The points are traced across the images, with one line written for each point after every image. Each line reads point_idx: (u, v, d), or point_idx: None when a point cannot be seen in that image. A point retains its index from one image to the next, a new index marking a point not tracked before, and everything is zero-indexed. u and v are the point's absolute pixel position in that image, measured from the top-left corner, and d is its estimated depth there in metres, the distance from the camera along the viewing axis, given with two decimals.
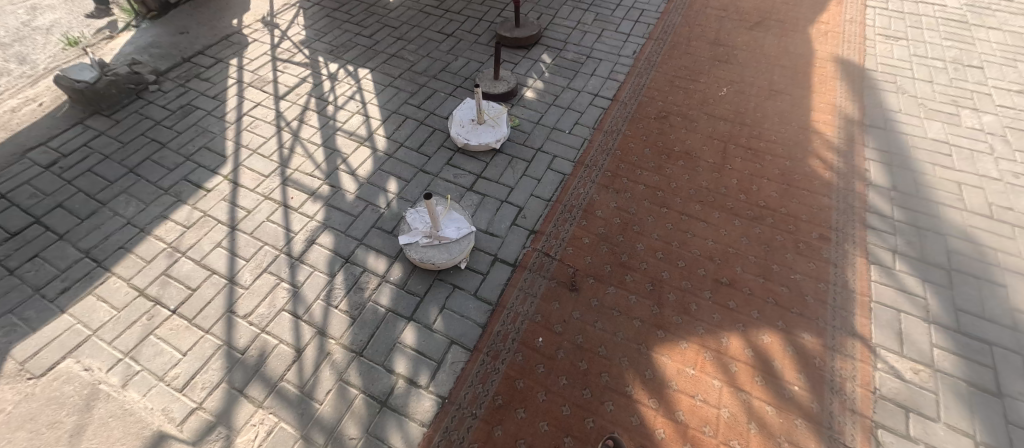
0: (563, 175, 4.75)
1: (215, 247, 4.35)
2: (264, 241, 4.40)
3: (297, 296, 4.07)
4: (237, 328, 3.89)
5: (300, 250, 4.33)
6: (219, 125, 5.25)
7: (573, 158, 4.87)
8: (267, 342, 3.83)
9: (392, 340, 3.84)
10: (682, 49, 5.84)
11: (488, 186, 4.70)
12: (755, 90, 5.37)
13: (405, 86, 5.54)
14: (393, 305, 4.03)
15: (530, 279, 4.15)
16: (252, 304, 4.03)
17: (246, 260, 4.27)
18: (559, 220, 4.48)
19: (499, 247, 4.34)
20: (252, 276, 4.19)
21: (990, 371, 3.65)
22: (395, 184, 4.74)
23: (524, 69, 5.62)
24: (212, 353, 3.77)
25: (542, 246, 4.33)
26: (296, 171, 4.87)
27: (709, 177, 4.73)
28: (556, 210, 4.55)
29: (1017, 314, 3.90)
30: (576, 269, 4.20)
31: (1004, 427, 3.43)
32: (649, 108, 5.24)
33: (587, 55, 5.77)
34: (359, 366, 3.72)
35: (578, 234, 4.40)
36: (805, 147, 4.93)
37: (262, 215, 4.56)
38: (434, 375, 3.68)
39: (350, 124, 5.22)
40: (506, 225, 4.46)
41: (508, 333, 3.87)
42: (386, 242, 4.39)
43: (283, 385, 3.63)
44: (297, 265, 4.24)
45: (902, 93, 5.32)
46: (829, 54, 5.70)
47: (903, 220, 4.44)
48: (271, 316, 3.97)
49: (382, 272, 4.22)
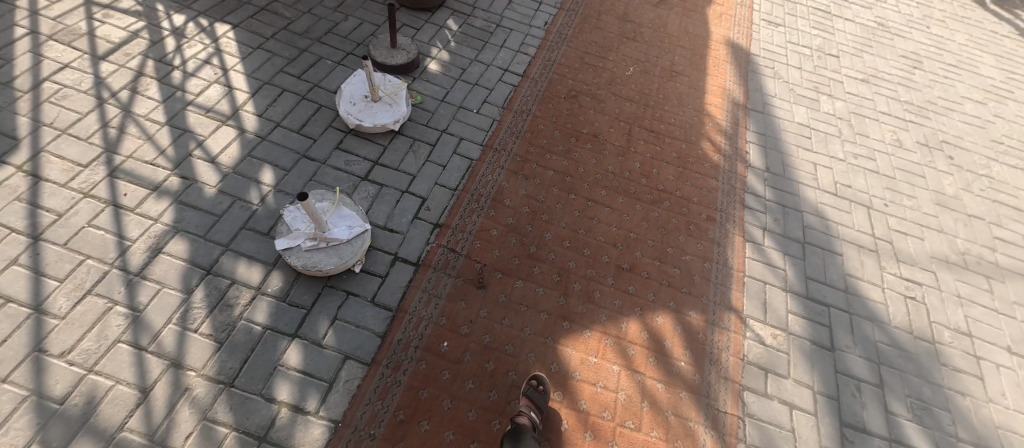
0: (470, 160, 4.30)
1: (10, 266, 3.36)
2: (85, 254, 3.49)
3: (139, 323, 3.32)
4: (51, 371, 3.09)
5: (140, 263, 3.50)
6: (7, 95, 4.03)
7: (480, 140, 4.43)
8: (97, 384, 3.09)
9: (273, 362, 3.34)
10: (592, 23, 5.64)
11: (386, 174, 4.13)
12: (658, 70, 5.35)
13: (280, 50, 4.67)
14: (272, 322, 3.47)
15: (434, 279, 3.77)
16: (71, 339, 3.21)
17: (59, 282, 3.38)
18: (467, 211, 4.06)
19: (400, 244, 3.86)
20: (69, 303, 3.31)
21: (827, 329, 3.91)
22: (270, 174, 3.99)
23: (427, 37, 5.02)
24: (14, 409, 2.95)
25: (448, 241, 3.91)
26: (130, 159, 3.91)
27: (615, 161, 4.52)
28: (464, 197, 4.11)
29: (850, 278, 4.19)
30: (483, 264, 3.88)
31: (835, 377, 3.71)
32: (559, 85, 4.96)
33: (496, 24, 5.34)
34: (230, 399, 3.18)
35: (486, 226, 4.03)
36: (698, 129, 4.91)
37: (82, 219, 3.61)
38: (324, 397, 3.27)
39: (206, 97, 4.28)
40: (408, 218, 3.96)
41: (410, 340, 3.54)
42: (261, 247, 3.71)
43: (124, 436, 2.98)
44: (137, 282, 3.44)
45: (779, 79, 5.61)
46: (722, 37, 5.89)
47: (773, 199, 4.54)
48: (101, 351, 3.20)
49: (256, 284, 3.57)
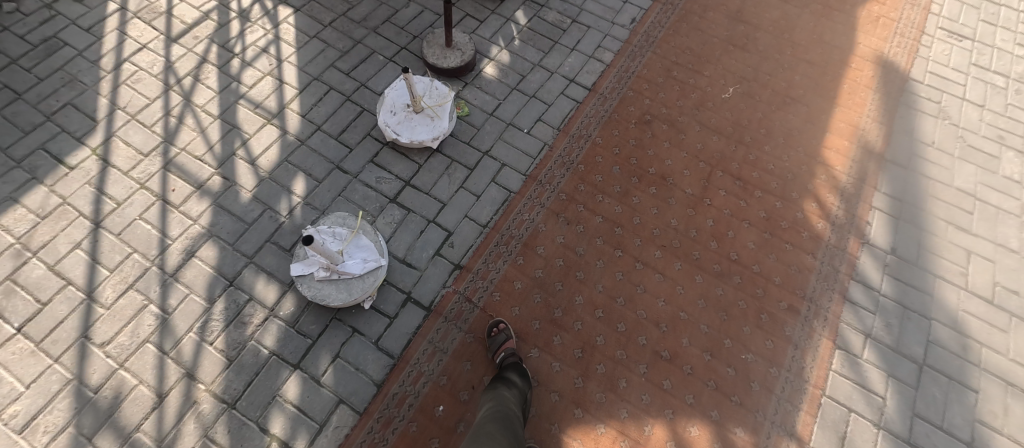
0: (508, 192, 3.70)
1: (73, 250, 3.29)
2: (133, 247, 3.33)
3: (166, 326, 3.12)
4: (91, 360, 3.00)
5: (176, 265, 3.29)
6: (92, 74, 3.98)
7: (526, 170, 3.80)
8: (125, 382, 2.95)
9: (273, 392, 2.98)
10: (691, 23, 4.58)
11: (415, 198, 3.65)
12: (767, 93, 4.25)
13: (335, 41, 4.27)
14: (278, 347, 3.10)
15: (443, 330, 3.21)
16: (111, 330, 3.08)
17: (109, 272, 3.25)
18: (492, 254, 3.46)
19: (415, 283, 3.36)
20: (115, 294, 3.18)
21: None
22: (303, 184, 3.63)
23: (489, 32, 4.40)
24: (59, 390, 2.91)
25: (465, 288, 3.34)
26: (183, 151, 3.71)
27: (681, 214, 3.68)
28: (493, 237, 3.53)
29: (980, 426, 3.10)
30: (499, 323, 3.26)
31: None
32: (631, 106, 4.12)
33: (572, 18, 4.56)
34: (229, 423, 2.89)
35: (511, 276, 3.39)
36: (805, 184, 3.86)
37: (134, 211, 3.45)
38: (313, 440, 2.88)
39: (259, 90, 3.98)
40: (428, 254, 3.46)
41: (405, 396, 3.01)
42: (281, 265, 3.35)
43: (137, 438, 2.83)
44: (170, 284, 3.23)
45: (944, 119, 4.21)
46: (871, 51, 4.51)
47: (891, 295, 3.47)
48: (132, 348, 3.04)
49: (270, 304, 3.22)
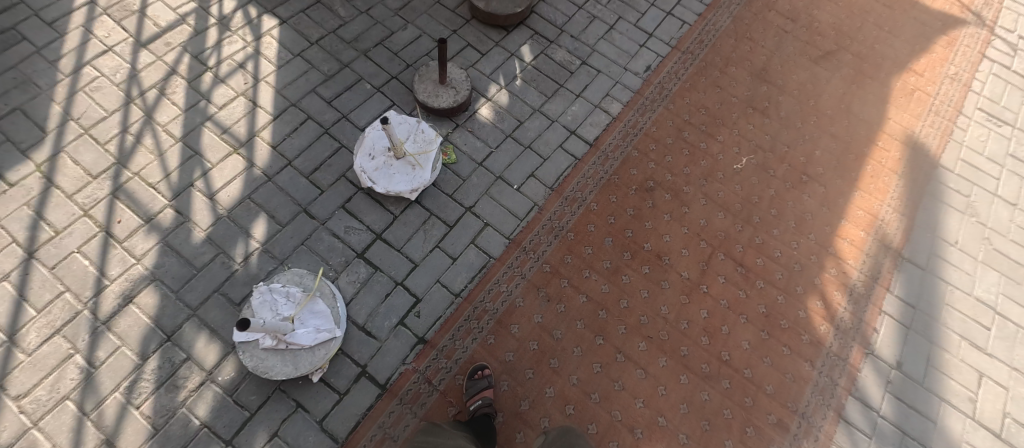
0: (487, 257, 3.38)
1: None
2: (66, 286, 3.05)
3: (90, 382, 2.85)
4: (2, 414, 2.74)
5: (110, 311, 3.02)
6: (49, 75, 3.63)
7: (511, 233, 3.47)
8: (36, 444, 2.70)
9: None
10: (711, 78, 4.17)
11: (384, 255, 3.33)
12: (783, 168, 3.88)
13: (319, 62, 3.90)
14: (211, 418, 2.85)
15: (397, 414, 2.92)
16: (29, 381, 2.82)
17: (36, 313, 2.97)
18: (461, 330, 3.16)
19: (372, 355, 3.06)
20: (39, 339, 2.91)
21: None
22: (263, 228, 3.31)
23: (490, 67, 4.03)
24: None
25: (426, 366, 3.05)
26: (136, 177, 3.39)
27: (673, 301, 3.36)
28: (465, 309, 3.22)
29: None
30: (458, 411, 2.97)
31: None
32: (633, 169, 3.76)
33: (582, 59, 4.16)
34: None
35: (478, 358, 3.10)
36: (812, 278, 3.52)
37: (73, 243, 3.16)
38: None
39: (229, 112, 3.64)
40: (391, 322, 3.16)
41: None
42: (228, 321, 3.06)
43: None
44: (101, 333, 2.97)
45: (972, 216, 3.83)
46: (901, 129, 4.09)
47: (890, 418, 3.17)
48: (49, 405, 2.78)
49: (208, 367, 2.95)
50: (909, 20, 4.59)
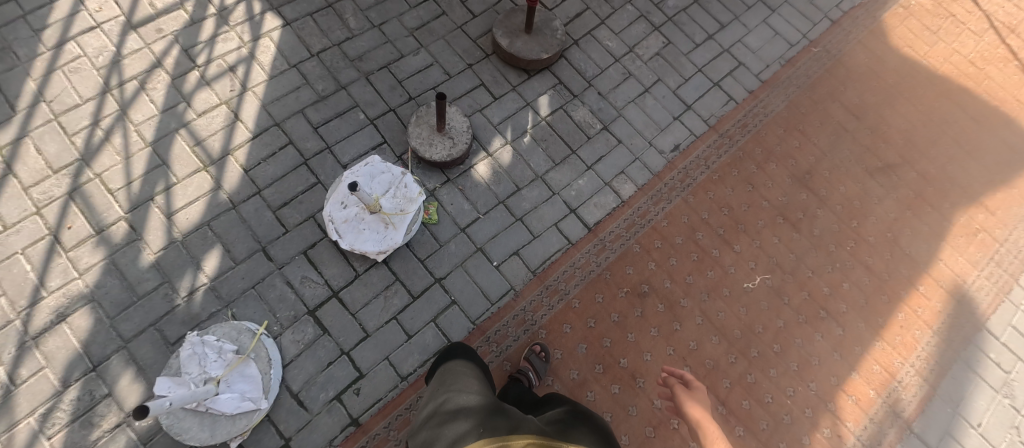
0: (446, 341, 3.09)
1: None
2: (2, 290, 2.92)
3: (6, 402, 2.75)
4: None
5: (41, 327, 2.88)
6: (29, 46, 3.39)
7: (477, 317, 3.15)
8: None
9: None
10: (744, 172, 3.66)
11: (336, 317, 3.07)
12: (800, 297, 3.40)
13: (315, 78, 3.54)
14: None
15: None
16: None
17: None
18: (398, 419, 2.91)
19: (299, 429, 2.85)
20: None
21: None
22: (215, 262, 3.08)
23: (499, 116, 3.61)
24: None
25: None
26: (96, 179, 3.18)
27: (636, 432, 3.01)
28: (409, 395, 2.97)
29: None
30: None
31: None
32: (629, 266, 3.36)
33: (605, 122, 3.68)
34: None
35: None
36: (800, 435, 3.11)
37: (19, 243, 3.01)
38: None
39: (207, 122, 3.35)
40: (326, 395, 2.92)
41: None
42: (158, 362, 2.89)
43: None
44: (26, 350, 2.84)
45: (1005, 397, 3.33)
46: (950, 274, 3.54)
47: None
48: None
49: (128, 408, 2.81)
50: (996, 142, 3.92)
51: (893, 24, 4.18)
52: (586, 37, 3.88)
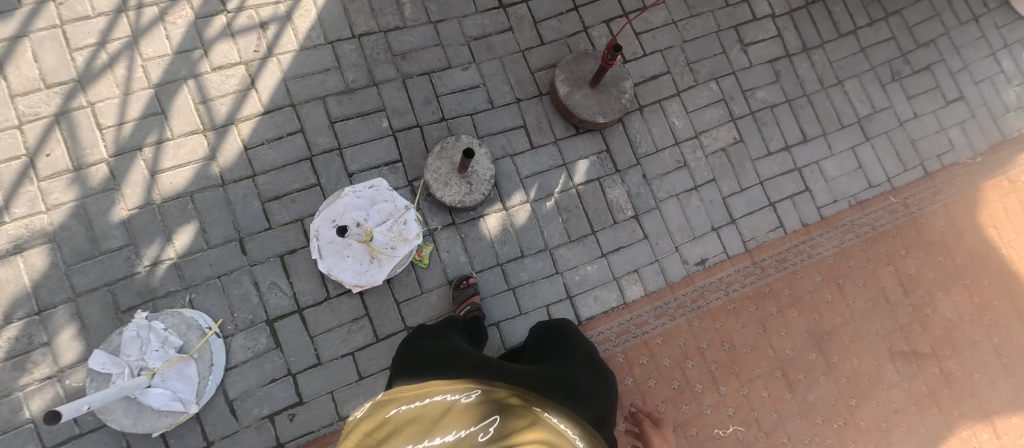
0: None
1: None
2: None
3: None
4: None
5: None
6: None
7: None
8: None
9: None
10: (762, 311, 3.35)
11: (293, 334, 2.91)
12: None
13: (348, 64, 3.17)
14: (39, 418, 2.67)
15: None
16: None
17: None
18: None
19: (223, 436, 2.78)
20: None
21: None
22: (188, 239, 2.90)
23: (530, 168, 3.25)
24: None
25: None
26: (88, 109, 2.92)
27: None
28: (341, 437, 2.86)
29: None
30: None
31: None
32: None
33: (639, 210, 3.33)
34: None
35: None
36: None
37: None
38: None
39: (220, 79, 3.04)
40: (259, 411, 2.83)
41: None
42: (103, 325, 2.78)
43: None
44: None
45: None
46: None
47: None
48: None
49: (62, 364, 2.73)
50: None
51: (990, 196, 3.68)
52: (653, 107, 3.43)
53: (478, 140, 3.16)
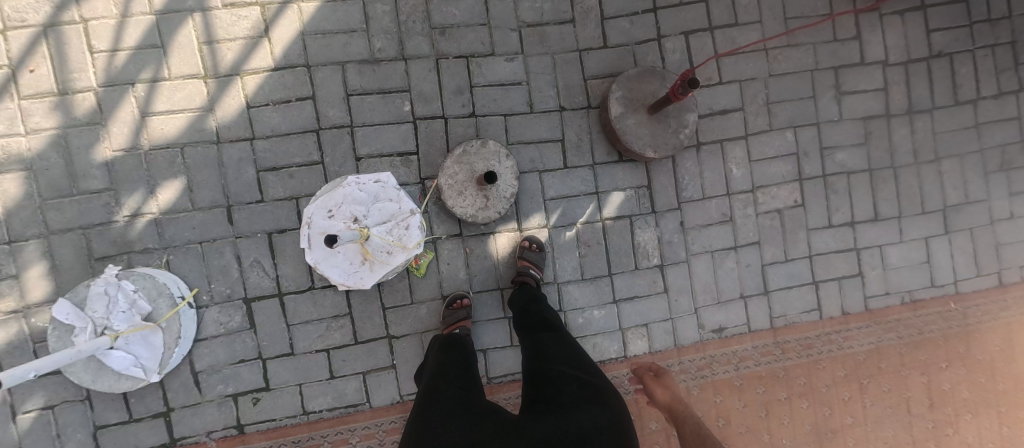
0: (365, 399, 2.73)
1: None
2: None
3: None
4: None
5: None
6: None
7: (406, 394, 2.77)
8: None
9: None
10: (770, 394, 3.01)
11: (267, 317, 2.69)
12: None
13: (377, 30, 2.75)
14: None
15: None
16: None
17: None
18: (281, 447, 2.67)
19: (182, 406, 2.65)
20: None
21: None
22: (173, 195, 2.66)
23: (557, 189, 2.88)
24: None
25: None
26: (82, 27, 2.59)
27: None
28: (302, 431, 2.69)
29: None
30: None
31: None
32: None
33: (666, 260, 2.96)
34: None
35: None
36: None
37: None
38: None
39: (231, 21, 2.67)
40: (220, 390, 2.66)
41: None
42: (73, 269, 2.60)
43: None
44: None
45: None
46: None
47: None
48: None
49: (27, 301, 2.59)
50: None
51: None
52: (712, 147, 2.98)
53: (506, 149, 2.77)
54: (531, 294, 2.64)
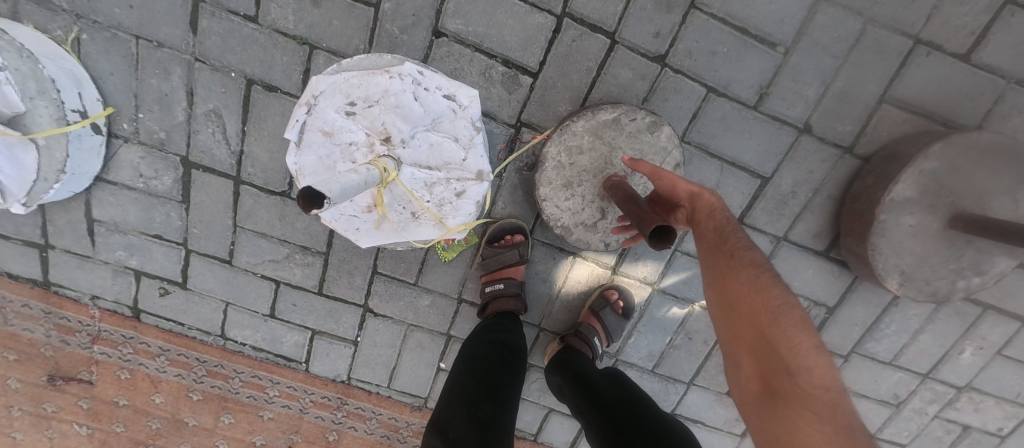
0: (301, 360, 1.92)
1: None
2: None
3: None
4: None
5: None
6: None
7: (356, 378, 1.94)
8: None
9: None
10: None
11: (206, 200, 1.72)
12: None
13: None
14: None
15: (29, 311, 1.88)
16: None
17: None
18: (178, 355, 1.93)
19: (61, 249, 1.82)
20: None
21: None
22: None
23: None
24: None
25: (105, 326, 1.90)
26: None
27: None
28: (208, 353, 1.93)
29: None
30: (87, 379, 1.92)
31: None
32: None
33: None
34: None
35: (158, 385, 1.93)
36: None
37: None
38: None
39: None
40: (117, 256, 1.82)
41: None
42: None
43: None
44: None
45: None
46: None
47: None
48: None
49: None
50: None
51: None
52: (965, 305, 1.79)
53: (681, 154, 1.52)
54: (608, 371, 1.62)
